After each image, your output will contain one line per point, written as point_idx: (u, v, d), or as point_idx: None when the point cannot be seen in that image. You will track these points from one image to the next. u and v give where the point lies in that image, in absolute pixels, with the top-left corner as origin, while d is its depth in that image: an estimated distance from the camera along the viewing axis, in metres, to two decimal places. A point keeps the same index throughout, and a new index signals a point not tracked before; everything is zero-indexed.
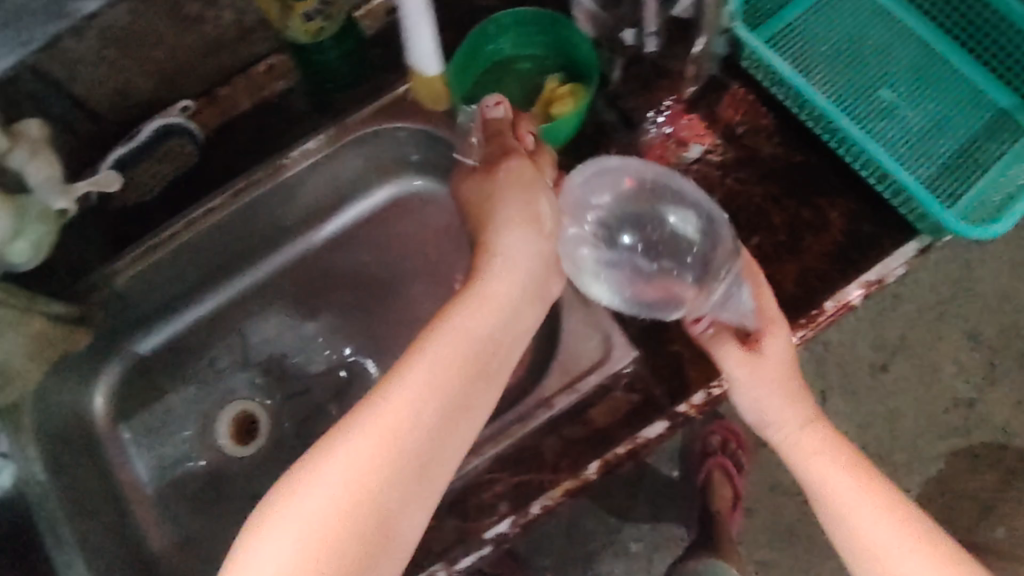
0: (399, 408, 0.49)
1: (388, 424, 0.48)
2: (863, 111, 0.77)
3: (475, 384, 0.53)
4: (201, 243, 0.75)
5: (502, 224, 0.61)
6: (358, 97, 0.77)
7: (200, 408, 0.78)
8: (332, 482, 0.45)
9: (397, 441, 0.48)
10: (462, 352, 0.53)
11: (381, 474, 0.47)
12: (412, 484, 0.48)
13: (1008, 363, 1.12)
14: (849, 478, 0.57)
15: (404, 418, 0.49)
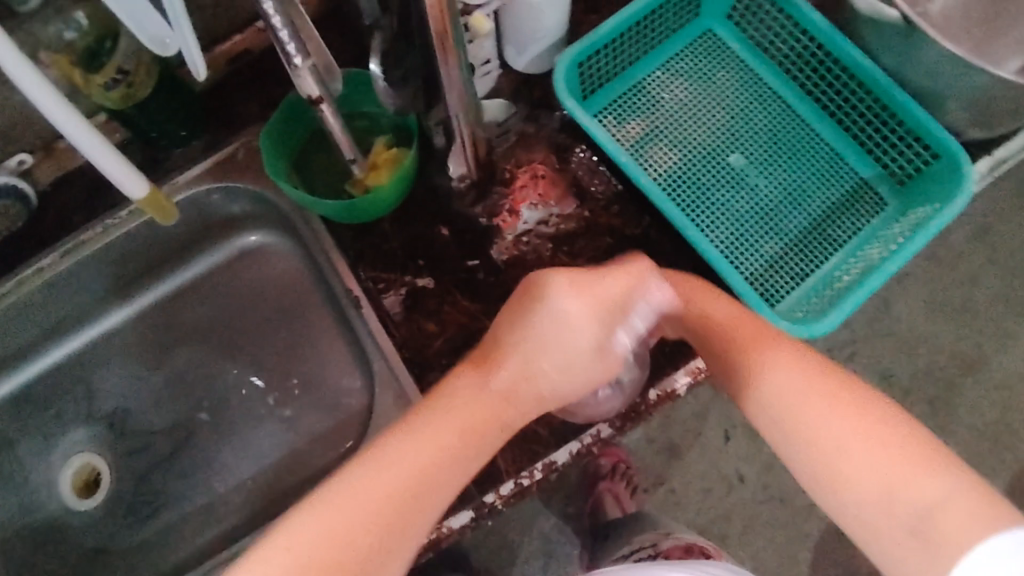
0: (402, 452, 0.47)
1: (383, 483, 0.46)
2: (709, 181, 0.75)
3: (481, 444, 0.50)
4: (34, 299, 0.76)
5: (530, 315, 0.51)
6: (192, 154, 0.76)
7: (47, 459, 0.82)
8: (312, 533, 0.44)
9: (374, 488, 0.45)
10: (448, 425, 0.49)
11: (375, 518, 0.45)
12: (408, 525, 0.46)
13: (919, 407, 1.07)
14: (809, 373, 0.50)
15: (396, 474, 0.46)
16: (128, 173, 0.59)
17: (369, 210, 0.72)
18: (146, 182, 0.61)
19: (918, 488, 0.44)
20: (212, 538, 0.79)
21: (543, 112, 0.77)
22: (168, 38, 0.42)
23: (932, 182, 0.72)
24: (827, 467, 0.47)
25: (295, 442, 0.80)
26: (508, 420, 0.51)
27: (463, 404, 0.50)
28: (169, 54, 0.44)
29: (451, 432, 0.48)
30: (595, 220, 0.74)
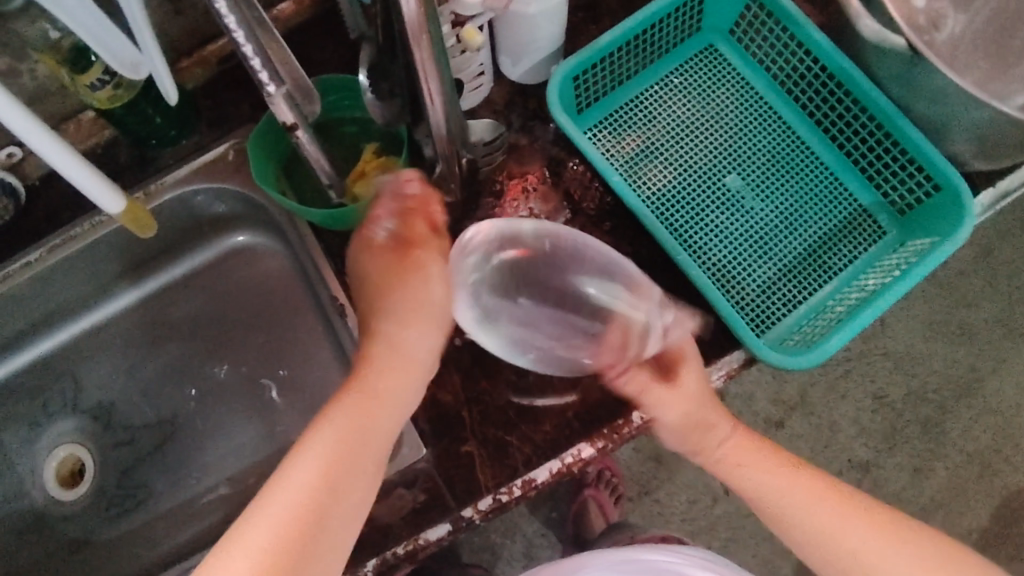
0: (305, 462, 0.52)
1: (296, 485, 0.50)
2: (702, 202, 0.74)
3: (377, 409, 0.56)
4: (22, 292, 0.76)
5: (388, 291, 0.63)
6: (183, 152, 0.76)
7: (32, 449, 0.82)
8: (254, 543, 0.48)
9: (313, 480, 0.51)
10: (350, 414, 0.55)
11: (297, 527, 0.49)
12: (328, 523, 0.50)
13: (910, 430, 1.07)
14: (821, 496, 0.60)
15: (329, 446, 0.53)
16: (104, 191, 0.61)
17: (356, 218, 0.71)
18: (122, 199, 0.63)
19: (882, 560, 0.57)
20: (189, 538, 0.78)
21: (537, 123, 0.75)
22: (141, 63, 0.54)
23: (931, 214, 0.71)
24: (816, 552, 0.59)
25: (273, 445, 0.80)
26: (411, 367, 0.60)
27: (343, 405, 0.56)
28: (139, 75, 0.55)
29: (340, 418, 0.54)
30: (585, 236, 0.73)
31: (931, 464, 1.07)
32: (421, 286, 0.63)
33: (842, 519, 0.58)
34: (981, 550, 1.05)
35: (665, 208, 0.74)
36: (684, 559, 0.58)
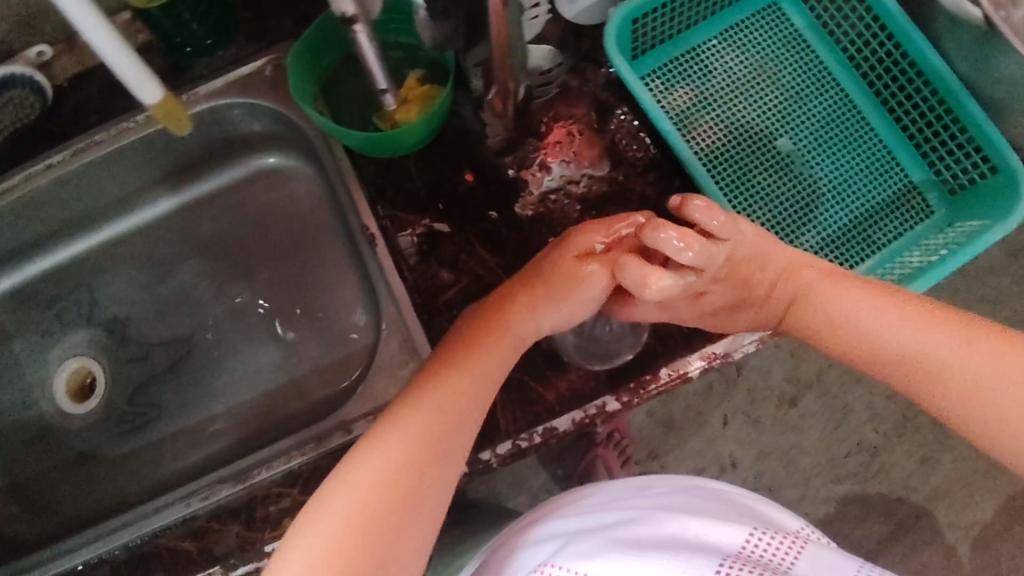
0: (401, 438, 0.49)
1: (386, 467, 0.48)
2: (750, 161, 0.72)
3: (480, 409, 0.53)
4: (40, 196, 0.74)
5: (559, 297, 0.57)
6: (218, 64, 0.74)
7: (43, 357, 0.81)
8: (340, 511, 0.46)
9: (401, 466, 0.48)
10: (447, 397, 0.52)
11: (393, 502, 0.47)
12: (413, 498, 0.48)
13: (924, 419, 1.05)
14: (931, 321, 0.53)
15: (412, 443, 0.49)
16: (141, 78, 0.58)
17: (394, 145, 0.69)
18: (157, 88, 0.60)
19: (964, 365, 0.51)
20: (197, 460, 0.77)
21: (589, 66, 0.73)
22: None
23: (982, 197, 0.69)
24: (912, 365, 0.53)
25: (289, 372, 0.78)
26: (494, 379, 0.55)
27: (454, 382, 0.52)
28: None
29: (452, 396, 0.52)
30: (628, 186, 0.71)
31: (938, 454, 1.05)
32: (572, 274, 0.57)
33: (891, 318, 0.54)
34: (982, 544, 1.04)
35: (712, 163, 0.72)
36: (756, 497, 0.58)
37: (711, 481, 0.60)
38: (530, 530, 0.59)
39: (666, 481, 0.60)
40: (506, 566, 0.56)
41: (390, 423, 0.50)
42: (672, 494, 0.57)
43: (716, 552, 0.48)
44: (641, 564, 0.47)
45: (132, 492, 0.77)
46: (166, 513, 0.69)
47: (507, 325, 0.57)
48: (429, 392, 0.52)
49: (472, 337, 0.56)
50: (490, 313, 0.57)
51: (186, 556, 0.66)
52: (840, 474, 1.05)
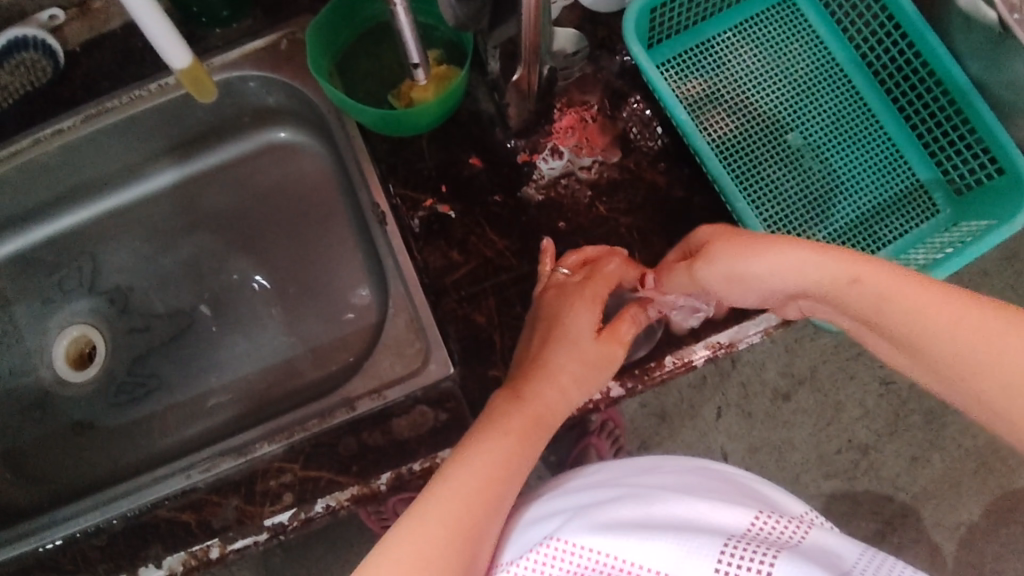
0: (460, 486, 0.50)
1: (446, 513, 0.48)
2: (760, 154, 0.73)
3: (535, 448, 0.54)
4: (48, 160, 0.74)
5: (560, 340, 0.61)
6: (233, 36, 0.73)
7: (43, 325, 0.82)
8: (400, 559, 0.46)
9: (461, 513, 0.49)
10: (521, 417, 0.54)
11: (455, 547, 0.48)
12: (472, 544, 0.49)
13: (913, 419, 1.06)
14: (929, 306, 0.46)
15: (479, 482, 0.50)
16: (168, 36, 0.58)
17: (408, 123, 0.69)
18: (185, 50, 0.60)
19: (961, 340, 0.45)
20: (196, 433, 0.77)
21: (604, 53, 0.73)
22: None
23: (988, 196, 0.70)
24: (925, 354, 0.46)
25: (289, 348, 0.78)
26: (547, 423, 0.56)
27: (512, 427, 0.54)
28: None
29: (508, 441, 0.53)
30: (639, 174, 0.71)
31: (927, 455, 1.06)
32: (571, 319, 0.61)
33: (934, 310, 0.46)
34: (966, 544, 1.05)
35: (724, 154, 0.73)
36: (771, 488, 0.60)
37: (719, 464, 0.63)
38: (538, 503, 0.60)
39: (675, 460, 0.62)
40: (513, 536, 0.57)
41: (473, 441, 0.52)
42: (681, 474, 0.59)
43: (725, 522, 0.50)
44: (644, 541, 0.48)
45: (129, 463, 0.76)
46: (166, 484, 0.68)
47: (555, 369, 0.58)
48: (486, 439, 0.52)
49: (524, 380, 0.57)
50: (532, 361, 0.59)
51: (185, 527, 0.66)
52: (830, 471, 1.06)
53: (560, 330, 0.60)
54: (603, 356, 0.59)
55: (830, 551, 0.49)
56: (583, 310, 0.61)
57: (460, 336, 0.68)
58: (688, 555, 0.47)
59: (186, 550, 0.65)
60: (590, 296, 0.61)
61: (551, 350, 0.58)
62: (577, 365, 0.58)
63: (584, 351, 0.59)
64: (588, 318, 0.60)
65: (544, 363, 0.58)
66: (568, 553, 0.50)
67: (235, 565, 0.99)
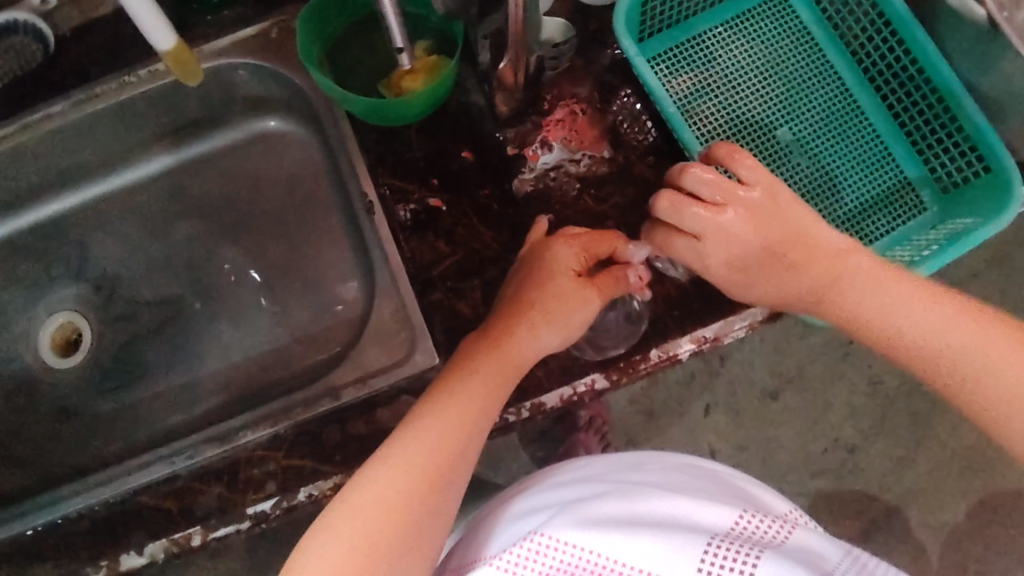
0: (425, 432, 0.51)
1: (411, 456, 0.50)
2: (748, 149, 0.74)
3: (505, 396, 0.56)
4: (36, 145, 0.73)
5: (540, 278, 0.60)
6: (224, 24, 0.73)
7: (29, 312, 0.81)
8: (363, 503, 0.48)
9: (425, 457, 0.50)
10: (483, 373, 0.55)
11: (420, 490, 0.49)
12: (439, 484, 0.50)
13: (899, 419, 1.07)
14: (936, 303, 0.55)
15: (435, 438, 0.51)
16: (157, 23, 0.60)
17: (397, 113, 0.69)
18: (173, 36, 0.62)
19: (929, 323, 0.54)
20: (181, 421, 0.77)
21: (595, 47, 0.73)
22: None
23: (976, 196, 0.70)
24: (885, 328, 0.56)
25: (275, 337, 0.78)
26: (521, 367, 0.57)
27: (477, 373, 0.55)
28: None
29: (475, 385, 0.54)
30: (628, 167, 0.71)
31: (914, 455, 1.06)
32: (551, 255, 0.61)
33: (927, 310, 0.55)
34: (951, 544, 1.06)
35: (713, 149, 0.73)
36: (758, 487, 0.61)
37: (705, 462, 0.63)
38: (524, 498, 0.60)
39: (661, 457, 0.62)
40: (497, 531, 0.57)
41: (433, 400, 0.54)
42: (666, 471, 0.59)
43: (710, 520, 0.50)
44: (628, 538, 0.48)
45: (112, 451, 0.76)
46: (150, 470, 0.67)
47: (528, 310, 0.58)
48: (450, 386, 0.54)
49: (500, 322, 0.59)
50: (510, 305, 0.60)
51: (166, 515, 0.66)
52: (816, 470, 1.07)
53: (541, 267, 0.61)
54: (579, 292, 0.60)
55: (814, 553, 0.49)
56: (567, 247, 0.61)
57: (446, 326, 0.68)
58: (672, 553, 0.47)
59: (169, 537, 0.65)
60: (580, 242, 0.62)
61: (530, 287, 0.59)
62: (549, 300, 0.59)
63: (560, 286, 0.59)
64: (571, 255, 0.61)
65: (523, 302, 0.59)
66: (550, 549, 0.49)
67: (220, 556, 0.99)
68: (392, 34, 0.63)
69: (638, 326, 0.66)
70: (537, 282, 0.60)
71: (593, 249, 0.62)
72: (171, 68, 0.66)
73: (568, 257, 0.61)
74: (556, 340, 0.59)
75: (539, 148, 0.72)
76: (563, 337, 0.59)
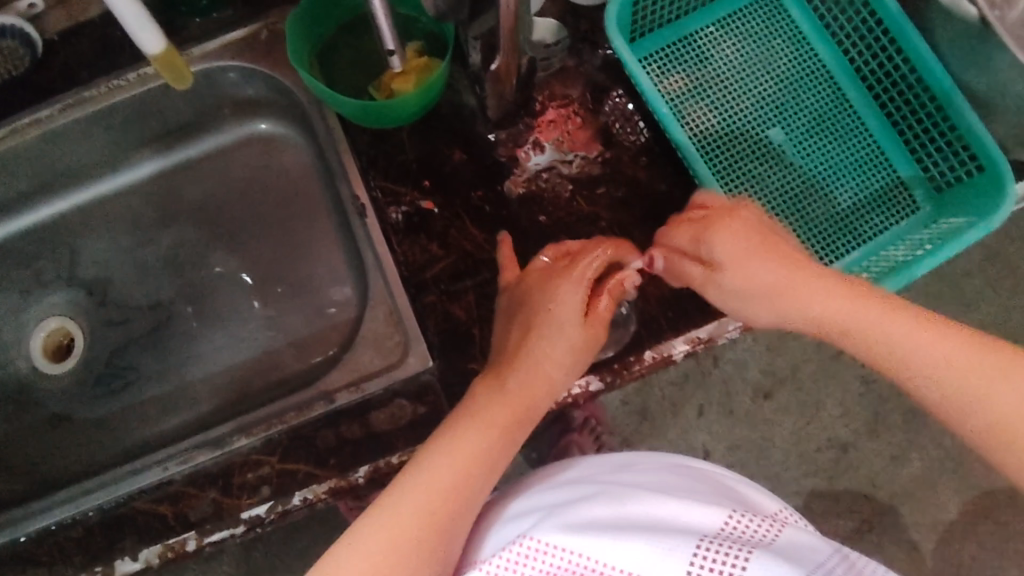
0: (434, 475, 0.50)
1: (422, 496, 0.49)
2: (741, 149, 0.74)
3: (517, 439, 0.54)
4: (25, 150, 0.73)
5: (542, 328, 0.57)
6: (212, 26, 0.73)
7: (19, 317, 0.81)
8: (372, 546, 0.47)
9: (435, 500, 0.49)
10: (499, 408, 0.54)
11: (430, 532, 0.48)
12: (447, 527, 0.49)
13: (894, 416, 1.07)
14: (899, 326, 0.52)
15: (445, 475, 0.50)
16: (144, 27, 0.59)
17: (389, 115, 0.69)
18: (162, 41, 0.61)
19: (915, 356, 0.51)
20: (174, 426, 0.77)
21: (587, 47, 0.73)
22: None
23: (968, 195, 0.70)
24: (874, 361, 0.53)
25: (268, 340, 0.77)
26: (534, 412, 0.56)
27: (492, 412, 0.54)
28: None
29: (488, 422, 0.53)
30: (620, 168, 0.71)
31: (907, 453, 1.07)
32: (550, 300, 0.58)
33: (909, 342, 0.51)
34: (944, 542, 1.06)
35: (706, 150, 0.73)
36: (751, 486, 0.61)
37: (695, 461, 0.64)
38: (514, 501, 0.60)
39: (650, 457, 0.63)
40: (490, 532, 0.57)
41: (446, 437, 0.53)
42: (656, 470, 0.59)
43: (699, 520, 0.50)
44: (618, 542, 0.48)
45: (105, 457, 0.76)
46: (142, 476, 0.67)
47: (536, 356, 0.56)
48: (461, 423, 0.53)
49: (507, 367, 0.57)
50: (517, 346, 0.58)
51: (162, 520, 0.66)
52: (810, 469, 1.07)
53: (544, 314, 0.58)
54: (586, 343, 0.57)
55: (805, 548, 0.50)
56: (570, 287, 0.58)
57: (439, 328, 0.68)
58: (662, 555, 0.47)
59: (163, 543, 0.65)
60: (579, 275, 0.59)
61: (537, 338, 0.57)
62: (559, 344, 0.57)
63: (569, 330, 0.57)
64: (575, 296, 0.58)
65: (528, 352, 0.57)
66: (540, 552, 0.50)
67: (214, 561, 0.99)
68: (382, 34, 0.62)
69: (628, 329, 0.66)
70: (540, 328, 0.57)
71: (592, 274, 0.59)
72: (161, 70, 0.65)
73: (575, 298, 0.58)
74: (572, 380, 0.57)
75: (532, 148, 0.72)
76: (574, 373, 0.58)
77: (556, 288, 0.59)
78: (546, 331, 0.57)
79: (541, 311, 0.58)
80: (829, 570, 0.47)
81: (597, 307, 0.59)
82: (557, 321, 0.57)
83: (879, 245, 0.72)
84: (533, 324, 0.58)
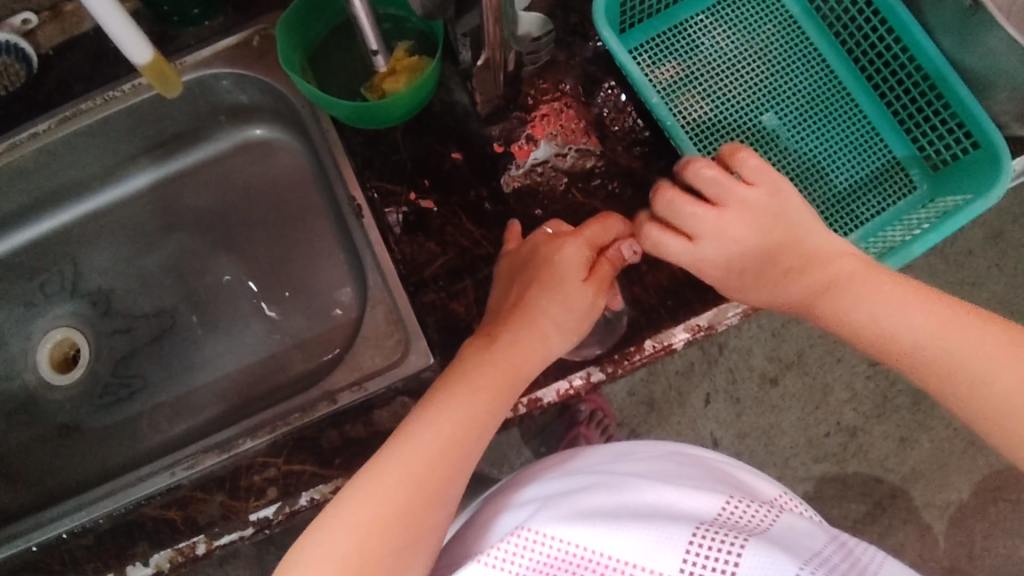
0: (424, 438, 0.49)
1: (406, 465, 0.48)
2: (735, 133, 0.74)
3: (506, 405, 0.54)
4: (25, 164, 0.73)
5: (551, 284, 0.57)
6: (205, 35, 0.74)
7: (25, 330, 0.82)
8: (355, 518, 0.46)
9: (421, 467, 0.48)
10: (488, 376, 0.53)
11: (420, 501, 0.48)
12: (434, 498, 0.48)
13: (902, 400, 1.06)
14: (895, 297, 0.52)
15: (434, 444, 0.49)
16: (133, 39, 0.60)
17: (380, 115, 0.69)
18: (150, 51, 0.62)
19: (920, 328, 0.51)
20: (182, 431, 0.77)
21: (576, 40, 0.73)
22: None
23: (965, 172, 0.69)
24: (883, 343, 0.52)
25: (271, 343, 0.78)
26: (525, 373, 0.55)
27: (481, 379, 0.53)
28: None
29: (478, 393, 0.52)
30: (614, 158, 0.71)
31: (916, 435, 1.06)
32: (556, 260, 0.58)
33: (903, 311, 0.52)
34: (957, 524, 1.05)
35: (700, 136, 0.74)
36: (758, 478, 0.60)
37: (692, 448, 0.63)
38: (516, 491, 0.60)
39: (649, 446, 0.63)
40: (490, 525, 0.57)
41: (436, 405, 0.52)
42: (654, 459, 0.59)
43: (696, 508, 0.50)
44: (616, 533, 0.47)
45: (114, 464, 0.76)
46: (150, 483, 0.68)
47: (533, 314, 0.56)
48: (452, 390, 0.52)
49: (502, 326, 0.56)
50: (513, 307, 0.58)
51: (171, 524, 0.66)
52: (820, 454, 1.06)
53: (548, 271, 0.58)
54: (589, 304, 0.58)
55: (801, 535, 0.50)
56: (574, 247, 0.59)
57: (439, 325, 0.68)
58: (658, 546, 0.46)
59: (173, 547, 0.65)
60: (584, 237, 0.59)
61: (539, 291, 0.57)
62: (558, 304, 0.57)
63: (569, 295, 0.57)
64: (578, 256, 0.58)
65: (525, 310, 0.57)
66: (539, 544, 0.49)
67: (228, 566, 1.00)
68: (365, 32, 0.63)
69: (623, 321, 0.66)
70: (540, 292, 0.57)
71: (598, 238, 0.60)
72: (152, 84, 0.66)
73: (575, 257, 0.58)
74: (568, 341, 0.57)
75: (528, 144, 0.72)
76: (568, 340, 0.58)
77: (560, 245, 0.59)
78: (547, 293, 0.57)
79: (544, 271, 0.58)
80: (826, 557, 0.47)
81: (596, 274, 0.59)
82: (562, 279, 0.58)
83: (885, 226, 0.72)
84: (531, 284, 0.58)
